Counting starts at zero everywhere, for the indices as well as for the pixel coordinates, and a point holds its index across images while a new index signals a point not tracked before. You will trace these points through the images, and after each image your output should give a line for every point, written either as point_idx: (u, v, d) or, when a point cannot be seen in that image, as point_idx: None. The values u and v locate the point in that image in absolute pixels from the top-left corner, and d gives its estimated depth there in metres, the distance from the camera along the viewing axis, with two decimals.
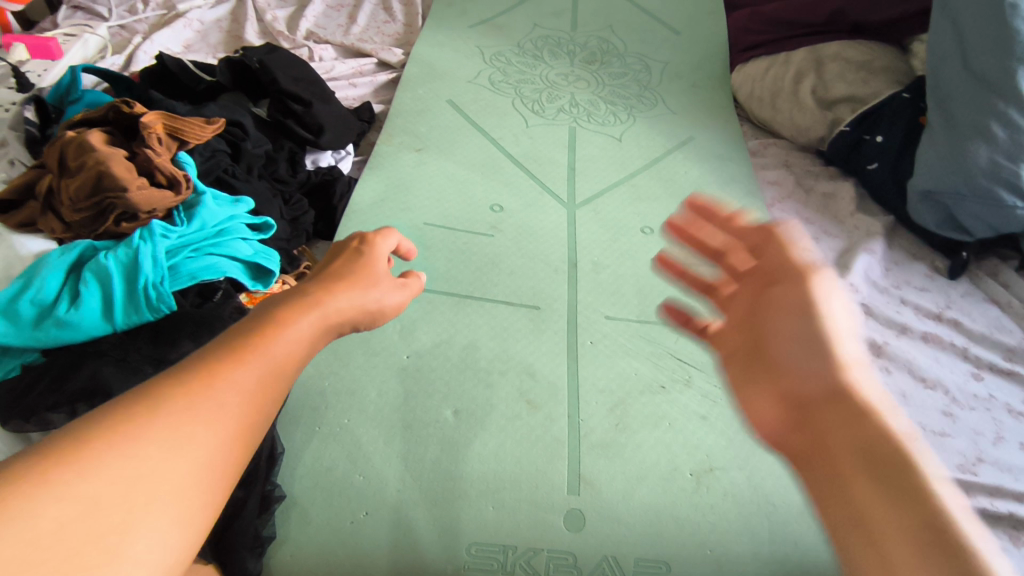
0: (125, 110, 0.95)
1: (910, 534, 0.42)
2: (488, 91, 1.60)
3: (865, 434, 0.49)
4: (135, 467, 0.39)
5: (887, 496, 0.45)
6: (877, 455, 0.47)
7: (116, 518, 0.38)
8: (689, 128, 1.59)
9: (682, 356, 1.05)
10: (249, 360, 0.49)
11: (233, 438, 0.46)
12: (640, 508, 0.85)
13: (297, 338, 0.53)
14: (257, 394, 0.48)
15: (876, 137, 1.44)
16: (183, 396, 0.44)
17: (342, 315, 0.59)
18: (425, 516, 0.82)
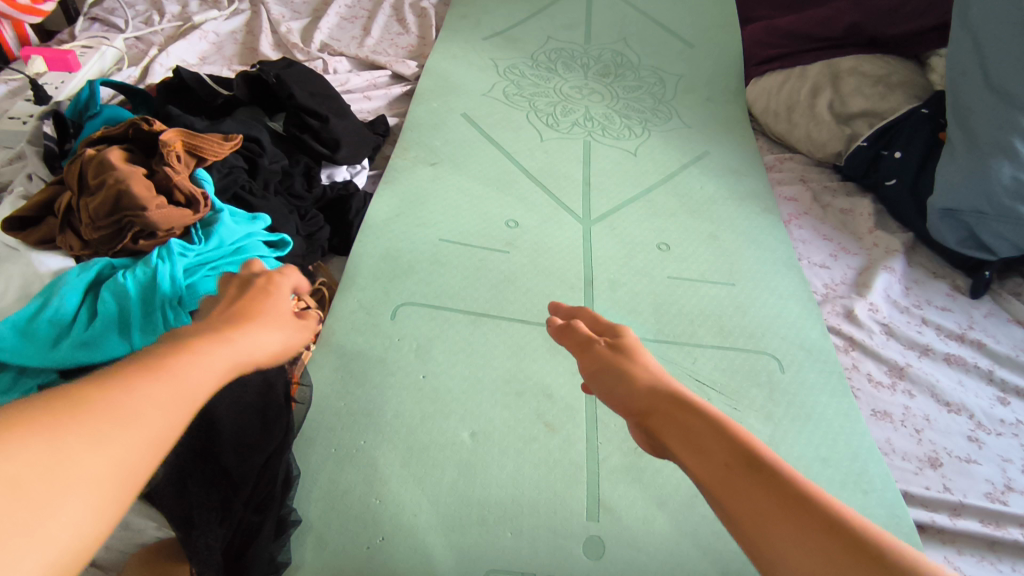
0: (145, 128, 0.94)
1: (807, 550, 0.43)
2: (502, 104, 1.59)
3: (709, 453, 0.51)
4: (55, 451, 0.37)
5: (769, 510, 0.46)
6: (729, 468, 0.50)
7: (38, 497, 0.35)
8: (704, 142, 1.58)
9: (700, 378, 1.04)
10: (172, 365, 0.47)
11: (152, 436, 0.43)
12: (661, 536, 0.84)
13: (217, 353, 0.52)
14: (171, 412, 0.45)
15: (895, 153, 1.42)
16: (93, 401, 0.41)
17: (253, 353, 0.55)
18: (443, 542, 0.80)
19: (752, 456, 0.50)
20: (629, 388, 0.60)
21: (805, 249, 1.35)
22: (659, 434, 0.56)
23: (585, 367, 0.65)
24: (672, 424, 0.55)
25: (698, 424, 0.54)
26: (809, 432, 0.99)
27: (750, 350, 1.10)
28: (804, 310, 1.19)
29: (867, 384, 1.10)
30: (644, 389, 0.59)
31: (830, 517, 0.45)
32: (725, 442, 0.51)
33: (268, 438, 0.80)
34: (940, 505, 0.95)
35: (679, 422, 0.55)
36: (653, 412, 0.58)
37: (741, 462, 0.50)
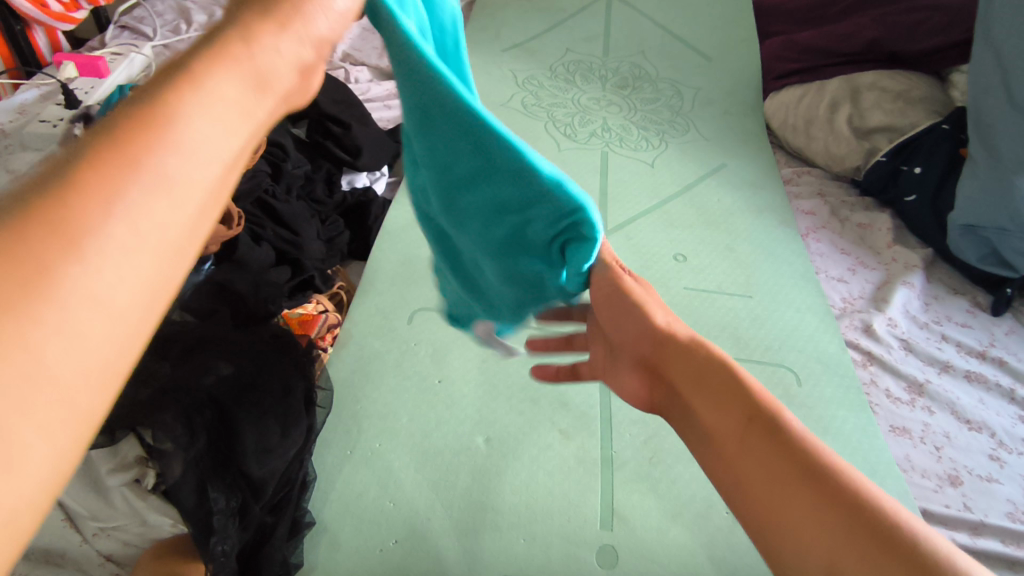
0: None
1: (814, 514, 0.46)
2: (521, 114, 1.61)
3: (728, 410, 0.54)
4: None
5: (785, 476, 0.48)
6: (749, 425, 0.52)
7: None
8: (722, 155, 1.58)
9: None
10: (125, 181, 0.29)
11: (121, 296, 0.29)
12: (676, 546, 0.83)
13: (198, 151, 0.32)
14: (123, 279, 0.28)
15: (915, 168, 1.41)
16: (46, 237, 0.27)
17: (283, 64, 0.38)
18: (456, 546, 0.80)
19: (774, 421, 0.52)
20: (641, 327, 0.62)
21: (822, 263, 1.35)
22: (671, 383, 0.59)
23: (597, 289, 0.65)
24: (693, 382, 0.57)
25: (714, 378, 0.56)
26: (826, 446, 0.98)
27: (767, 363, 1.10)
28: (822, 324, 1.18)
29: (885, 400, 1.09)
30: (665, 341, 0.61)
31: (842, 483, 0.47)
32: (738, 402, 0.54)
33: (286, 445, 0.77)
34: (960, 524, 0.94)
35: (693, 377, 0.57)
36: (662, 362, 0.60)
37: (760, 432, 0.51)
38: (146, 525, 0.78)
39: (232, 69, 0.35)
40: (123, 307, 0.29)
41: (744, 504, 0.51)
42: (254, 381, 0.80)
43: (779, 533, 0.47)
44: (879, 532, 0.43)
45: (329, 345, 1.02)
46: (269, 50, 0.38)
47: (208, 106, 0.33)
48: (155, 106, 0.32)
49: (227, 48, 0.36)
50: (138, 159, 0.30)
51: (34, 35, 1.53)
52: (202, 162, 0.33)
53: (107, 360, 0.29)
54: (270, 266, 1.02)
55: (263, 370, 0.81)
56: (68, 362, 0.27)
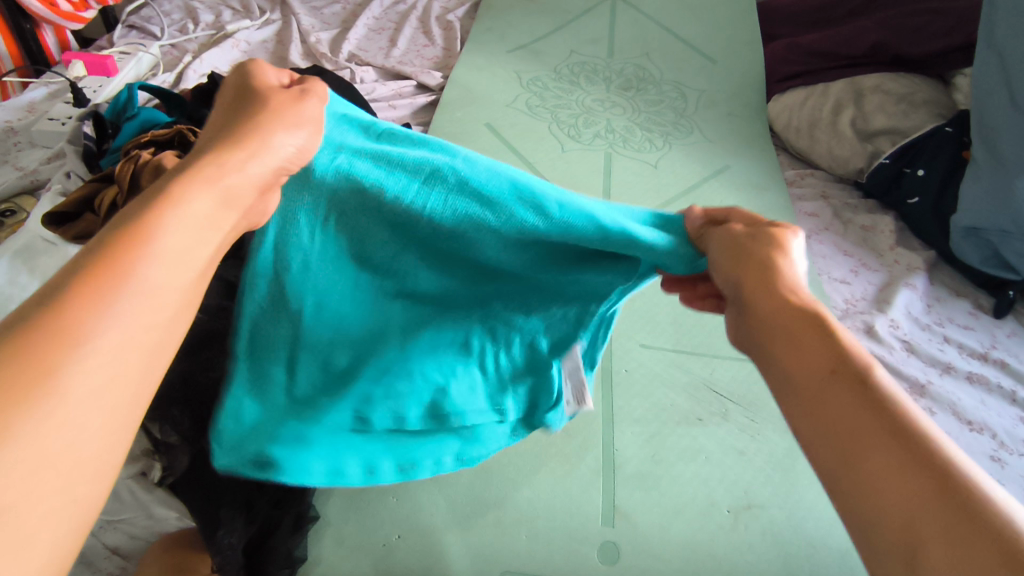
0: (192, 138, 0.96)
1: (901, 494, 0.34)
2: (525, 115, 1.61)
3: (808, 360, 0.42)
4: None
5: (869, 434, 0.37)
6: (834, 374, 0.41)
7: None
8: (725, 157, 1.59)
9: (719, 388, 1.03)
10: (109, 283, 0.33)
11: (123, 379, 0.32)
12: (678, 543, 0.83)
13: (180, 250, 0.37)
14: (123, 364, 0.33)
15: (918, 170, 1.42)
16: (43, 342, 0.30)
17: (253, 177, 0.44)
18: (460, 541, 0.81)
19: (865, 372, 0.40)
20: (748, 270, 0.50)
21: (825, 264, 1.35)
22: (743, 306, 0.49)
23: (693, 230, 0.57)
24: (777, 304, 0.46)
25: (800, 313, 0.45)
26: None
27: None
28: None
29: None
30: (761, 264, 0.49)
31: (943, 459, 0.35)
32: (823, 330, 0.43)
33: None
34: None
35: (793, 334, 0.44)
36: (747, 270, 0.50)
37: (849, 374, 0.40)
38: (152, 518, 0.80)
39: (203, 184, 0.40)
40: (117, 403, 0.32)
41: (811, 449, 0.40)
42: None
43: (851, 487, 0.36)
44: (968, 505, 0.32)
45: None
46: (237, 167, 0.43)
47: (181, 213, 0.38)
48: (138, 225, 0.36)
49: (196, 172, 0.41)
50: (121, 272, 0.34)
51: (43, 34, 1.55)
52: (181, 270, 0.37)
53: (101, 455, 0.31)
54: None
55: None
56: (85, 445, 0.30)
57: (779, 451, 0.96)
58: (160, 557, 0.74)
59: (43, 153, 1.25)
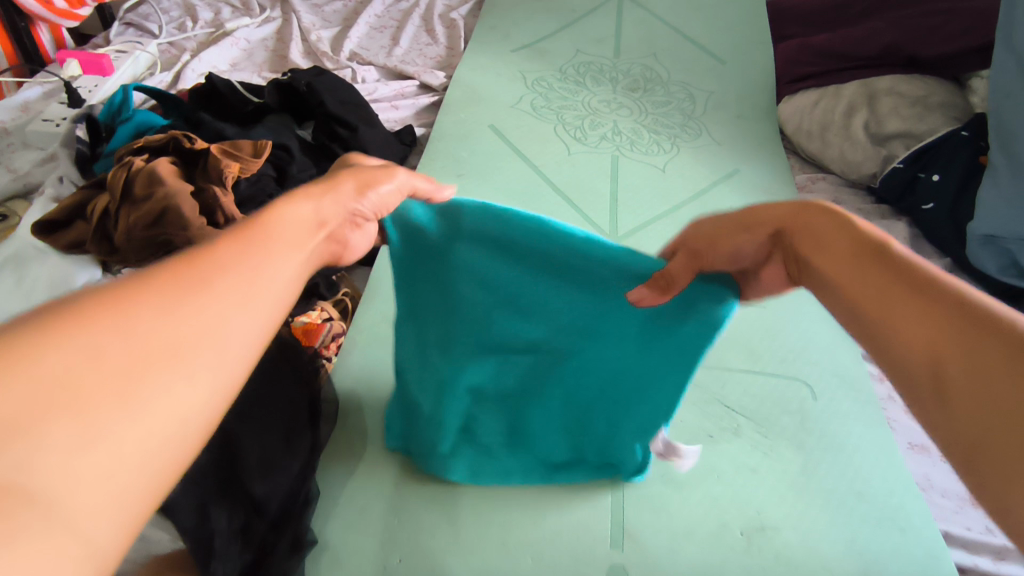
0: (187, 145, 0.92)
1: (955, 344, 0.44)
2: (530, 116, 1.58)
3: (869, 270, 0.53)
4: (159, 324, 0.37)
5: (927, 316, 0.47)
6: (890, 277, 0.52)
7: (147, 359, 0.36)
8: (735, 160, 1.55)
9: (730, 402, 1.01)
10: (252, 244, 0.46)
11: (260, 316, 0.43)
12: (688, 567, 0.80)
13: (302, 237, 0.50)
14: (262, 308, 0.44)
15: (932, 175, 1.39)
16: (172, 279, 0.40)
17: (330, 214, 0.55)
18: (462, 565, 0.78)
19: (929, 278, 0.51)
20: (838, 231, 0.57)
21: None
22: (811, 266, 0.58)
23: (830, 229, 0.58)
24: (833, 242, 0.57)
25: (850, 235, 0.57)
26: (843, 462, 0.95)
27: (782, 376, 1.07)
28: (839, 335, 1.15)
29: (903, 415, 1.06)
30: (849, 233, 0.57)
31: (981, 316, 0.45)
32: (864, 249, 0.55)
33: (288, 464, 0.75)
34: (983, 547, 0.91)
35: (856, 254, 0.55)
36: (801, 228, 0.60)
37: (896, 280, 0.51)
38: (147, 541, 0.78)
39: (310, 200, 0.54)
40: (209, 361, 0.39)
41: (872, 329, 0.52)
42: (259, 394, 0.77)
43: (894, 342, 0.49)
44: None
45: (334, 354, 1.00)
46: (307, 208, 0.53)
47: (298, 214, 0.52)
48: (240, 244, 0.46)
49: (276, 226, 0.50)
50: (258, 245, 0.46)
51: (38, 31, 1.51)
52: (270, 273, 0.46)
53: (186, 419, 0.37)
54: None
55: (270, 384, 0.78)
56: (218, 352, 0.40)
57: (793, 469, 0.93)
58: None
59: (37, 155, 1.22)
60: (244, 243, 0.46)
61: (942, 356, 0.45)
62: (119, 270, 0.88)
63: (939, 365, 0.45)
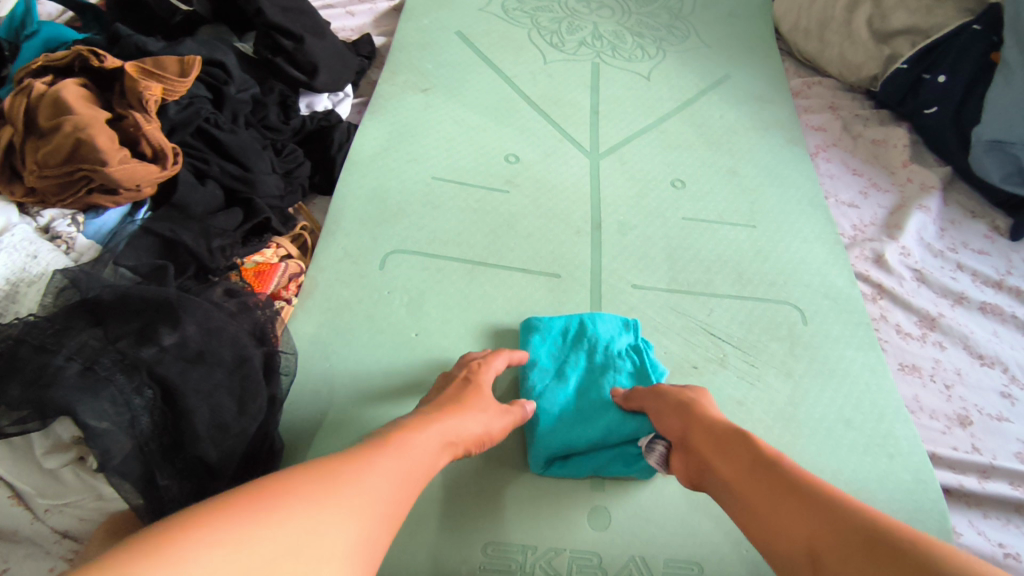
0: (94, 63, 0.81)
1: (799, 526, 0.55)
2: (502, 20, 1.42)
3: (727, 453, 0.66)
4: (284, 533, 0.46)
5: (782, 506, 0.58)
6: (750, 463, 0.63)
7: (291, 541, 0.46)
8: (726, 65, 1.43)
9: (716, 331, 0.97)
10: (358, 482, 0.53)
11: (363, 553, 0.50)
12: (671, 504, 0.78)
13: (403, 473, 0.58)
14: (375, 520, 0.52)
15: (938, 76, 1.27)
16: (285, 497, 0.48)
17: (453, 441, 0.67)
18: (438, 513, 0.76)
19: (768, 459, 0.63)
20: (698, 420, 0.71)
21: (832, 186, 1.24)
22: (688, 442, 0.70)
23: (674, 419, 0.73)
24: (723, 451, 0.66)
25: (734, 441, 0.67)
26: (832, 389, 0.93)
27: (771, 300, 1.02)
28: (831, 255, 1.10)
29: (895, 335, 1.02)
30: (705, 433, 0.69)
31: (820, 501, 0.56)
32: (737, 446, 0.66)
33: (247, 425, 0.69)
34: (968, 467, 0.90)
35: (753, 484, 0.61)
36: (691, 443, 0.70)
37: (784, 491, 0.59)
38: (101, 499, 0.71)
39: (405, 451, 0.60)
40: (368, 552, 0.50)
41: (744, 527, 0.61)
42: (204, 351, 0.68)
43: (776, 547, 0.57)
44: (869, 539, 0.50)
45: (294, 295, 0.92)
46: (435, 445, 0.64)
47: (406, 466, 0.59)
48: (338, 479, 0.53)
49: (388, 449, 0.59)
50: (354, 483, 0.53)
51: None
52: (373, 518, 0.52)
53: (364, 554, 0.50)
54: (216, 210, 0.88)
55: (215, 337, 0.69)
56: (340, 565, 0.47)
57: (780, 399, 0.91)
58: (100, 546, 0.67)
59: None
60: (353, 472, 0.54)
61: (818, 549, 0.53)
62: (38, 213, 0.78)
63: (815, 556, 0.53)
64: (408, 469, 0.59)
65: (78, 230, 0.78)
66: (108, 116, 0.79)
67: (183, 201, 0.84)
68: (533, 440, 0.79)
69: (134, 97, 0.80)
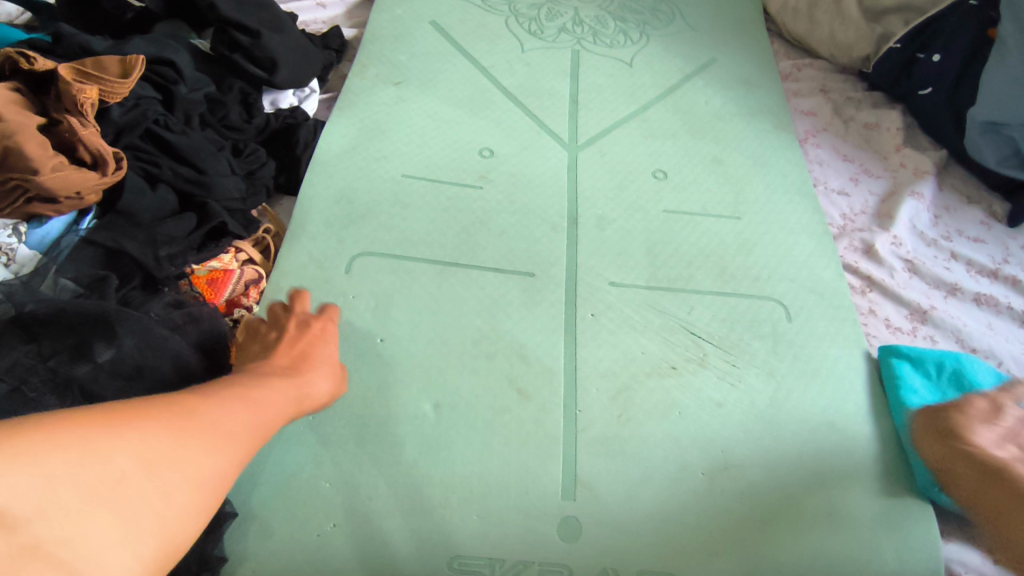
0: (25, 66, 0.77)
1: None
2: (478, 8, 1.37)
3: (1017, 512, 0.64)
4: (133, 452, 0.46)
5: None
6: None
7: (139, 461, 0.47)
8: (712, 48, 1.38)
9: (696, 329, 0.92)
10: (217, 417, 0.55)
11: (210, 483, 0.52)
12: (646, 514, 0.75)
13: (256, 415, 0.59)
14: (224, 455, 0.54)
15: (933, 56, 1.22)
16: (140, 419, 0.49)
17: (308, 397, 0.69)
18: (402, 527, 0.73)
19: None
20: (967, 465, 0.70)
21: (821, 172, 1.20)
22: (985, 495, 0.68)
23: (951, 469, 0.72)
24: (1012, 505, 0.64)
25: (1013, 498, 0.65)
26: (817, 388, 0.88)
27: (754, 296, 0.98)
28: (819, 246, 1.06)
29: (884, 329, 0.98)
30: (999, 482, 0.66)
31: None
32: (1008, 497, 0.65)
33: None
34: None
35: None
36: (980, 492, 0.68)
37: None
38: None
39: (262, 395, 0.62)
40: (214, 485, 0.52)
41: None
42: (142, 367, 0.65)
43: None
44: None
45: (255, 303, 0.87)
46: (290, 392, 0.66)
47: (262, 408, 0.61)
48: (193, 410, 0.54)
49: (246, 392, 0.61)
50: (210, 418, 0.54)
51: None
52: (224, 450, 0.54)
53: (209, 485, 0.52)
54: (169, 215, 0.85)
55: (155, 352, 0.66)
56: (184, 490, 0.49)
57: (763, 400, 0.86)
58: None
59: None
60: (212, 406, 0.55)
61: None
62: None
63: None
64: (265, 418, 0.61)
65: (19, 241, 0.76)
66: (42, 122, 0.76)
67: (131, 208, 0.81)
68: (929, 461, 0.80)
69: (69, 101, 0.77)
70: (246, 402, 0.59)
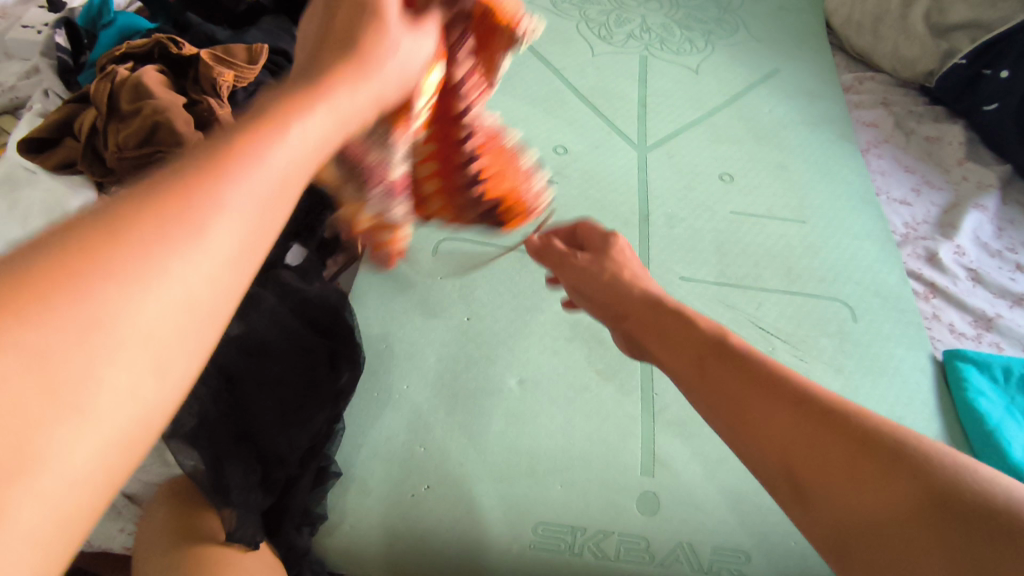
0: (172, 49, 0.86)
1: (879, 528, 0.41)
2: (550, 13, 1.43)
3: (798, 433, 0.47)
4: (110, 299, 0.28)
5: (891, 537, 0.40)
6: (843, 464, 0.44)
7: (104, 303, 0.27)
8: (775, 59, 1.41)
9: (765, 324, 0.96)
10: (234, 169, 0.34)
11: (219, 287, 0.32)
12: (721, 493, 0.79)
13: (305, 138, 0.38)
14: (243, 230, 0.33)
15: (1001, 72, 1.23)
16: (126, 222, 0.30)
17: (357, 120, 0.44)
18: (491, 491, 0.78)
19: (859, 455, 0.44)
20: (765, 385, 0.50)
21: (884, 182, 1.22)
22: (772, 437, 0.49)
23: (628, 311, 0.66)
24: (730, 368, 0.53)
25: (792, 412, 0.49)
26: (882, 387, 0.92)
27: (820, 296, 1.01)
28: (883, 252, 1.09)
29: (948, 334, 1.01)
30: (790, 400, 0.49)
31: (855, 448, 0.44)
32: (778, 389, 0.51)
33: (307, 416, 0.75)
34: None
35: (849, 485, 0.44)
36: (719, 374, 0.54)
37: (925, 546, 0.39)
38: (165, 466, 0.77)
39: (307, 108, 0.39)
40: (224, 287, 0.33)
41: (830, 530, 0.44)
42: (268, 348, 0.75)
43: None
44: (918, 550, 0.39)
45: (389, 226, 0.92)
46: (324, 115, 0.40)
47: (305, 137, 0.38)
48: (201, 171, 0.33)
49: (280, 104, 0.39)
50: (244, 161, 0.34)
51: None
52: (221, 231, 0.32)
53: (198, 311, 0.31)
54: None
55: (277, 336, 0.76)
56: (202, 292, 0.31)
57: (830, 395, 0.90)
58: (164, 505, 0.70)
59: (18, 68, 1.09)
60: (226, 156, 0.34)
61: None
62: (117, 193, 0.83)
63: None
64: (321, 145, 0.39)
65: None
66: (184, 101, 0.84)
67: None
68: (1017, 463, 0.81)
69: (207, 83, 0.85)
70: (278, 129, 0.37)
